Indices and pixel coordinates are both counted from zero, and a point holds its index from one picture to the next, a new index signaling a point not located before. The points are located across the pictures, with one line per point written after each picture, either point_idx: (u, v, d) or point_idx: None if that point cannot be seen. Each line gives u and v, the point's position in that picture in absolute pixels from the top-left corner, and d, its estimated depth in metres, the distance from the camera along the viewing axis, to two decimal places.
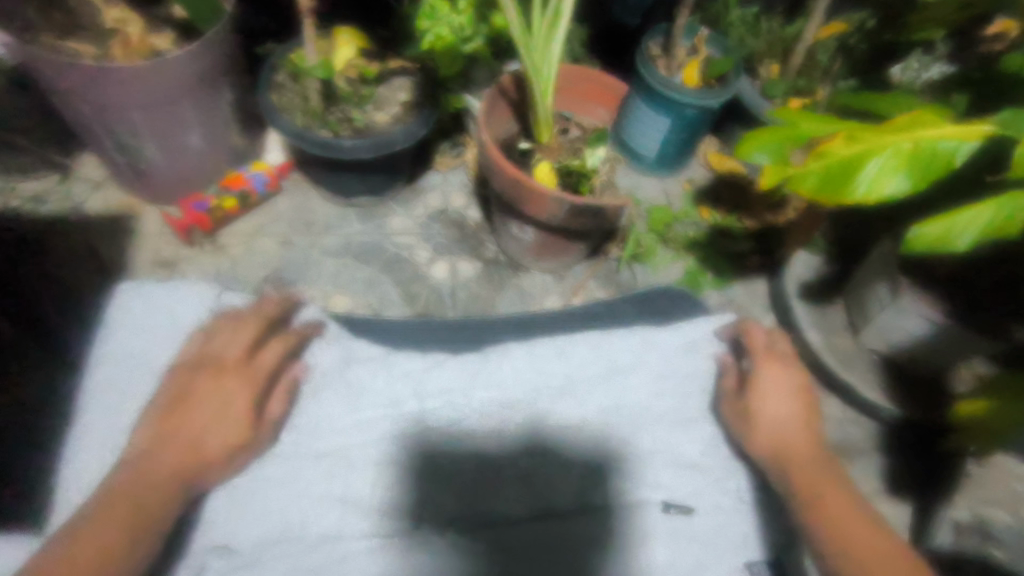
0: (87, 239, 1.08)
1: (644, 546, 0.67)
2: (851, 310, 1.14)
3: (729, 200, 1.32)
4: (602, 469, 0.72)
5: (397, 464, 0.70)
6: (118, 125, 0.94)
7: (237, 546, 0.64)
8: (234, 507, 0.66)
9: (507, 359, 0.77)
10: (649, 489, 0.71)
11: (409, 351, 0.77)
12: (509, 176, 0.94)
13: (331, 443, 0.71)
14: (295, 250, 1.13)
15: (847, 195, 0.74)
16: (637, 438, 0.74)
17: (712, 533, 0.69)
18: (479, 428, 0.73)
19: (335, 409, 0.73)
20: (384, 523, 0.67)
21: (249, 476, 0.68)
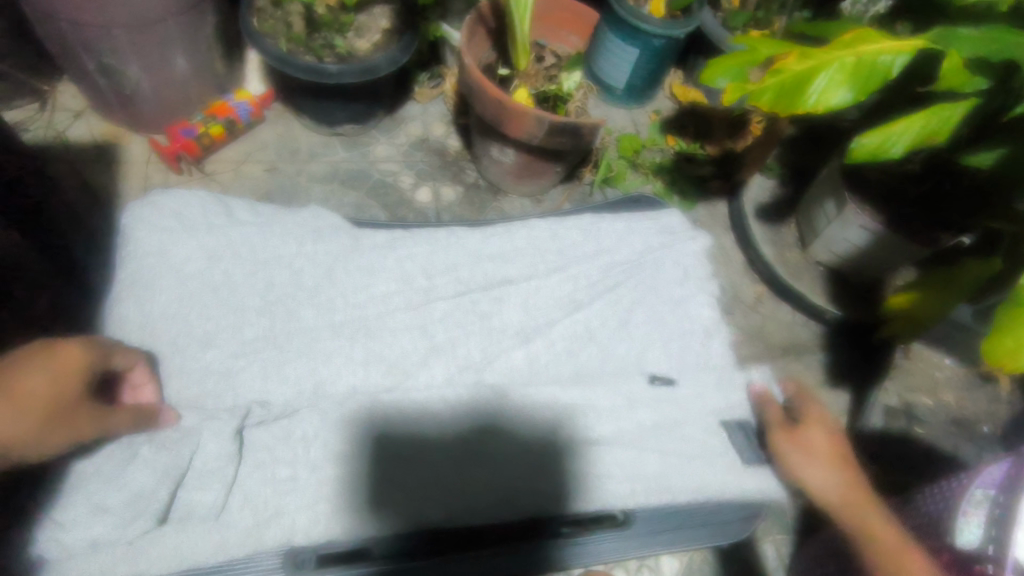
0: (74, 166, 1.09)
1: (630, 405, 0.73)
2: (801, 228, 1.26)
3: (693, 129, 1.41)
4: (602, 340, 0.77)
5: (408, 333, 0.74)
6: (102, 48, 0.95)
7: (275, 401, 0.69)
8: (269, 373, 0.70)
9: (505, 240, 0.82)
10: (637, 361, 0.77)
11: (411, 240, 0.81)
12: (491, 98, 1.00)
13: (339, 315, 0.75)
14: (283, 177, 1.17)
15: (799, 107, 0.83)
16: (618, 303, 0.79)
17: (696, 391, 0.75)
18: (483, 302, 0.77)
19: (349, 286, 0.76)
20: (386, 380, 0.72)
21: (279, 344, 0.72)
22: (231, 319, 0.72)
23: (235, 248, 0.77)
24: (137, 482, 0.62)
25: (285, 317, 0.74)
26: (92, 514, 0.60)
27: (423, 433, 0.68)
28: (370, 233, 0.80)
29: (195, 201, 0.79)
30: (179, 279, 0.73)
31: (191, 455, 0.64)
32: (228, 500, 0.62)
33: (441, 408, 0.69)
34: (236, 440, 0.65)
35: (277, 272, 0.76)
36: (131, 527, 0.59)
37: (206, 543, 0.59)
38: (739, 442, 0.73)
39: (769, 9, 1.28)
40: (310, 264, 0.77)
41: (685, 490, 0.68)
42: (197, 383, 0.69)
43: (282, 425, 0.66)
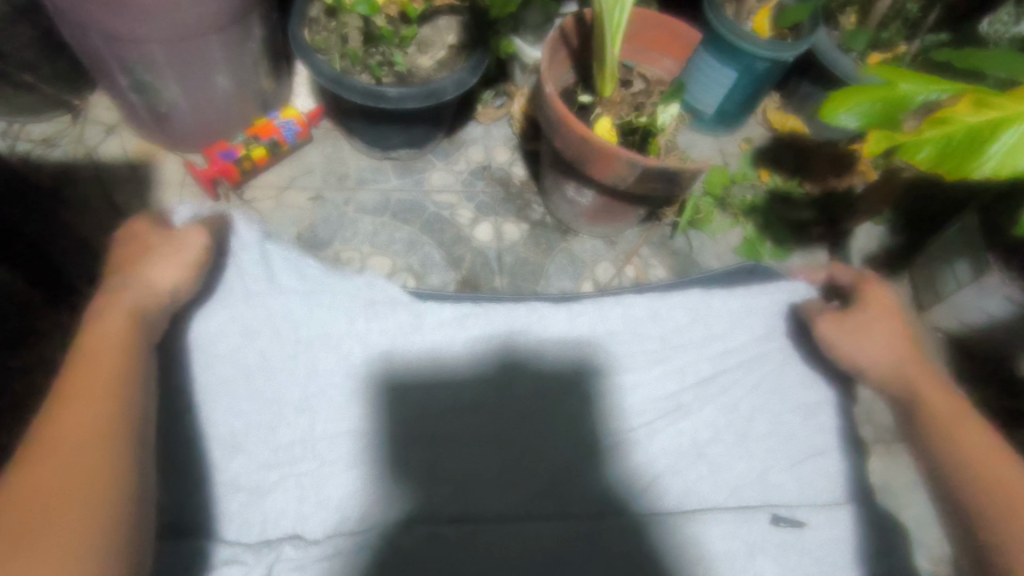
0: (103, 188, 0.99)
1: (747, 557, 0.61)
2: (916, 284, 1.08)
3: (791, 163, 1.23)
4: (700, 457, 0.67)
5: (478, 438, 0.67)
6: (137, 64, 0.84)
7: (312, 532, 0.61)
8: (306, 493, 0.63)
9: (596, 322, 0.71)
10: (751, 494, 0.65)
11: (481, 318, 0.70)
12: (576, 135, 0.85)
13: (403, 395, 0.68)
14: (328, 208, 1.04)
15: (973, 169, 0.66)
16: (727, 410, 0.69)
17: (835, 553, 0.61)
18: (559, 399, 0.69)
19: (417, 358, 0.69)
20: (443, 496, 0.64)
21: (320, 456, 0.64)
22: (266, 417, 0.65)
23: (285, 333, 0.68)
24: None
25: (328, 415, 0.66)
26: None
27: (506, 550, 0.60)
28: (435, 308, 0.70)
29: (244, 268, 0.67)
30: (219, 374, 0.65)
31: None
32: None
33: (526, 534, 0.61)
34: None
35: (323, 355, 0.68)
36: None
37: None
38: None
39: (895, 31, 1.11)
40: (364, 346, 0.69)
41: None
42: (229, 502, 0.61)
43: (328, 563, 0.57)
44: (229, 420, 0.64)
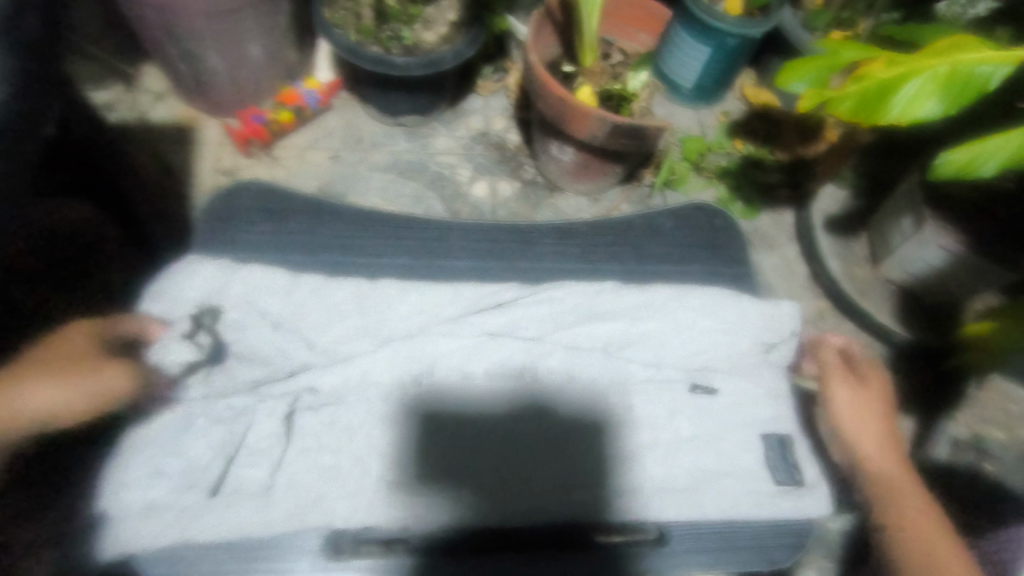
0: (153, 146, 1.15)
1: (669, 418, 0.73)
2: (873, 243, 1.16)
3: (763, 134, 1.35)
4: (645, 343, 0.78)
5: (458, 350, 0.74)
6: (185, 35, 1.00)
7: (322, 389, 0.72)
8: (324, 357, 0.74)
9: (549, 258, 0.87)
10: (678, 370, 0.77)
11: (471, 249, 0.86)
12: (555, 96, 0.99)
13: (398, 354, 0.73)
14: (345, 166, 1.19)
15: (881, 117, 0.77)
16: (666, 311, 0.79)
17: (742, 414, 0.74)
18: (529, 323, 0.78)
19: (433, 346, 0.74)
20: (426, 395, 0.72)
21: (335, 332, 0.75)
22: (282, 293, 0.76)
23: (307, 244, 0.83)
24: (193, 452, 0.66)
25: (330, 307, 0.76)
26: (148, 478, 0.63)
27: (482, 461, 0.69)
28: (441, 237, 0.86)
29: (256, 202, 0.85)
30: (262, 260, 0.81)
31: (245, 431, 0.68)
32: (273, 480, 0.64)
33: (503, 456, 0.70)
34: (286, 420, 0.69)
35: (337, 264, 0.82)
36: (182, 494, 0.62)
37: (249, 519, 0.60)
38: (773, 461, 0.71)
39: (855, 10, 1.22)
40: (382, 258, 0.84)
41: (717, 507, 0.67)
42: (259, 359, 0.74)
43: (331, 413, 0.70)
44: (247, 288, 0.75)
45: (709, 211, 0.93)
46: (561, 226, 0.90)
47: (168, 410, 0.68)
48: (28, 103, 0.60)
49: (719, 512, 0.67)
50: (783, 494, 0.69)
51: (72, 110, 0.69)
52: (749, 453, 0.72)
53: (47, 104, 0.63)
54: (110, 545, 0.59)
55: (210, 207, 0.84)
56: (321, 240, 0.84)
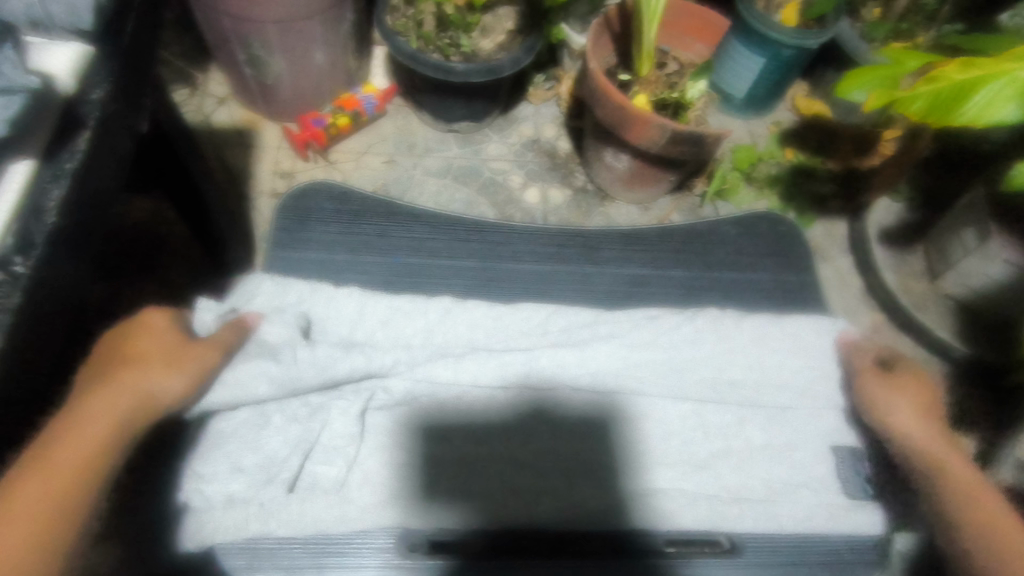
0: (216, 148, 1.18)
1: (740, 426, 0.73)
2: (931, 256, 1.13)
3: (815, 144, 1.34)
4: (705, 353, 0.78)
5: (528, 355, 0.76)
6: (255, 41, 1.02)
7: (396, 386, 0.72)
8: (398, 354, 0.76)
9: (613, 263, 0.87)
10: (749, 383, 0.76)
11: (532, 256, 0.87)
12: (614, 103, 1.00)
13: (469, 356, 0.75)
14: (399, 170, 1.21)
15: (954, 121, 0.73)
16: (733, 328, 0.80)
17: (813, 427, 0.74)
18: (603, 345, 0.77)
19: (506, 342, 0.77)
20: (498, 398, 0.73)
21: (406, 338, 0.77)
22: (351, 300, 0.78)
23: (375, 244, 0.85)
24: (271, 448, 0.67)
25: (403, 315, 0.78)
26: (228, 472, 0.65)
27: (534, 473, 0.69)
28: (502, 247, 0.86)
29: (327, 202, 0.87)
30: (333, 268, 0.82)
31: (319, 430, 0.68)
32: (347, 478, 0.66)
33: (550, 474, 0.69)
34: (361, 420, 0.69)
35: (406, 269, 0.84)
36: (262, 489, 0.65)
37: (328, 515, 0.63)
38: (845, 474, 0.72)
39: (915, 21, 1.20)
40: (449, 266, 0.85)
41: (792, 520, 0.68)
42: (328, 354, 0.74)
43: (399, 411, 0.70)
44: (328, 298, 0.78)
45: (771, 220, 0.92)
46: (621, 230, 0.90)
47: (244, 403, 0.69)
48: (127, 101, 0.62)
49: (791, 523, 0.68)
50: (856, 509, 0.69)
51: (159, 109, 0.72)
52: (821, 462, 0.72)
53: (141, 103, 0.66)
54: (193, 536, 0.62)
55: (283, 205, 0.86)
56: (391, 244, 0.85)
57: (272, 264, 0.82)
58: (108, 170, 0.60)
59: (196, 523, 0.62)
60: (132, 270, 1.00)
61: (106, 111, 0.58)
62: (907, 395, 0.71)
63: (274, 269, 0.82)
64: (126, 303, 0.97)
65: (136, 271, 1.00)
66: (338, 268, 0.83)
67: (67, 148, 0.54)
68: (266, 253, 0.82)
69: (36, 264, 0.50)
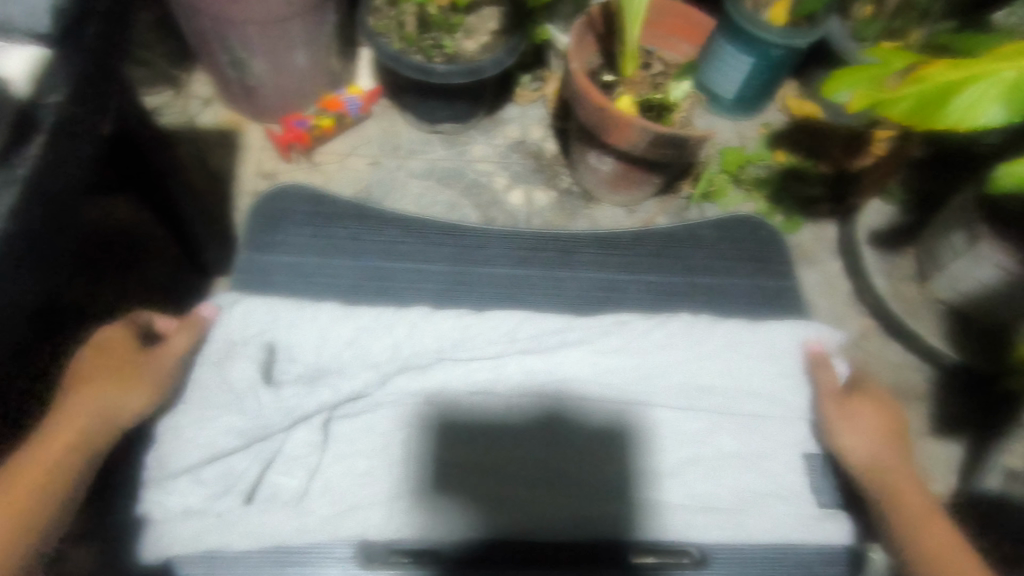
0: (199, 151, 1.18)
1: (710, 434, 0.73)
2: (921, 260, 1.11)
3: (806, 146, 1.32)
4: (675, 361, 0.77)
5: (501, 363, 0.75)
6: (235, 42, 1.02)
7: (365, 392, 0.73)
8: (368, 360, 0.75)
9: (586, 268, 0.86)
10: (722, 390, 0.75)
11: (502, 261, 0.85)
12: (595, 104, 0.98)
13: (442, 367, 0.75)
14: (383, 172, 1.20)
15: (938, 124, 0.71)
16: (707, 336, 0.79)
17: (785, 438, 0.74)
18: (570, 352, 0.76)
19: (475, 348, 0.76)
20: (469, 407, 0.73)
21: (375, 343, 0.76)
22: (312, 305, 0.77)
23: (346, 247, 0.84)
24: (232, 460, 0.68)
25: (375, 320, 0.77)
26: (187, 484, 0.66)
27: (507, 481, 0.69)
28: (476, 251, 0.85)
29: (300, 205, 0.87)
30: (303, 272, 0.82)
31: (280, 441, 0.69)
32: (309, 485, 0.67)
33: (520, 483, 0.69)
34: (323, 429, 0.70)
35: (378, 274, 0.83)
36: (219, 501, 0.65)
37: (287, 525, 0.64)
38: (818, 482, 0.72)
39: (907, 19, 1.17)
40: (422, 271, 0.84)
41: (762, 530, 0.67)
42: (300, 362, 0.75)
43: (365, 419, 0.71)
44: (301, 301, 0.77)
45: (752, 224, 0.91)
46: (598, 233, 0.88)
47: (210, 409, 0.69)
48: (91, 104, 0.61)
49: (758, 534, 0.67)
50: (827, 515, 0.69)
51: (125, 111, 0.71)
52: (795, 473, 0.72)
53: (105, 105, 0.65)
54: (152, 547, 0.62)
55: (256, 208, 0.85)
56: (364, 247, 0.84)
57: (242, 267, 0.81)
58: (67, 175, 0.59)
59: (159, 537, 0.62)
60: (110, 274, 1.00)
61: (67, 115, 0.57)
62: (869, 421, 0.71)
63: (245, 273, 0.81)
64: (102, 306, 0.97)
65: (115, 274, 1.00)
66: (310, 273, 0.82)
67: (19, 153, 0.53)
68: (238, 255, 0.82)
69: None
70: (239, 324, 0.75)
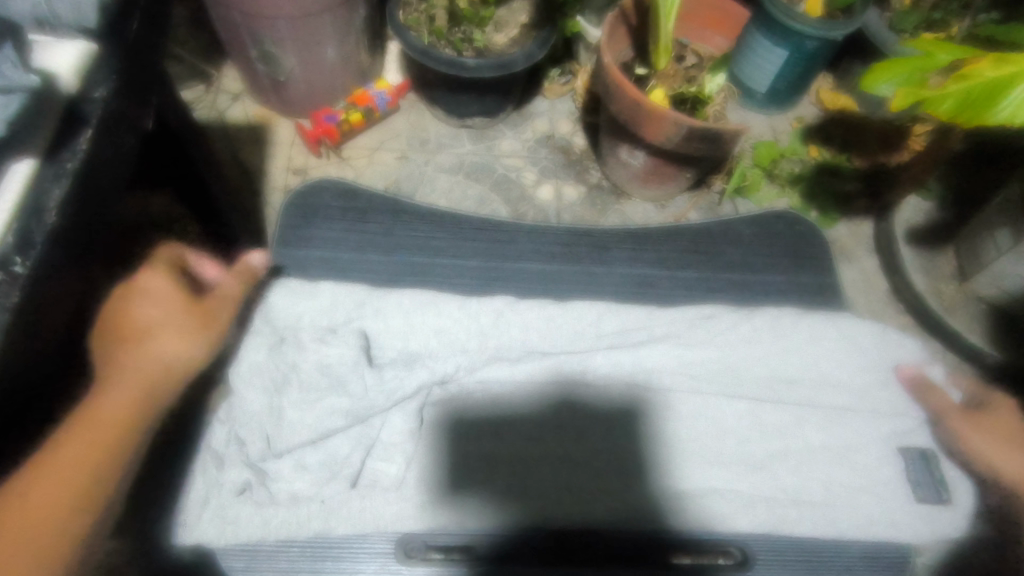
0: (231, 145, 1.19)
1: (802, 427, 0.72)
2: (961, 258, 1.08)
3: (840, 140, 1.29)
4: (759, 353, 0.76)
5: (576, 361, 0.74)
6: (267, 37, 1.02)
7: (451, 378, 0.73)
8: (432, 346, 0.75)
9: (620, 263, 0.85)
10: (798, 383, 0.75)
11: (538, 256, 0.85)
12: (629, 97, 0.97)
13: (493, 361, 0.74)
14: (412, 166, 1.20)
15: (986, 121, 0.68)
16: (776, 330, 0.77)
17: (865, 432, 0.73)
18: (620, 347, 0.75)
19: (515, 339, 0.76)
20: (548, 398, 0.72)
21: (447, 331, 0.75)
22: (355, 294, 0.77)
23: (381, 242, 0.84)
24: (331, 447, 0.68)
25: (432, 312, 0.76)
26: (293, 470, 0.67)
27: (585, 474, 0.69)
28: (516, 245, 0.85)
29: (335, 200, 0.86)
30: (337, 265, 0.82)
31: (380, 427, 0.70)
32: (407, 474, 0.67)
33: (603, 476, 0.69)
34: (418, 414, 0.70)
35: (419, 265, 0.83)
36: (326, 486, 0.66)
37: (386, 512, 0.64)
38: (916, 478, 0.70)
39: (948, 11, 1.13)
40: (461, 265, 0.83)
41: (853, 525, 0.67)
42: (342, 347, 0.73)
43: (447, 412, 0.71)
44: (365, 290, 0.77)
45: (791, 220, 0.89)
46: (634, 228, 0.87)
47: (258, 396, 0.70)
48: (134, 99, 0.62)
49: (850, 528, 0.67)
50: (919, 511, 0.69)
51: (163, 106, 0.71)
52: (846, 470, 0.71)
53: (147, 101, 0.65)
54: (191, 533, 0.62)
55: (290, 201, 0.86)
56: (399, 243, 0.84)
57: (275, 262, 0.82)
58: (113, 170, 0.59)
59: (212, 528, 0.62)
60: None
61: (111, 109, 0.57)
62: (1004, 432, 0.70)
63: (280, 265, 0.82)
64: None
65: None
66: (345, 268, 0.82)
67: (69, 146, 0.53)
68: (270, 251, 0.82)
69: (36, 265, 0.49)
70: (295, 313, 0.75)
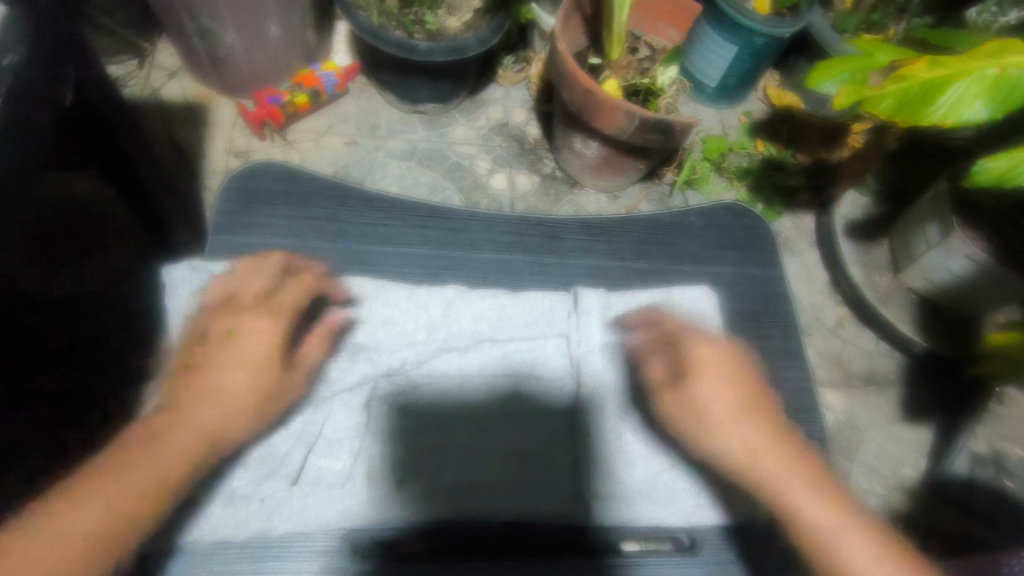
0: (166, 125, 1.12)
1: None
2: (895, 250, 1.13)
3: (786, 136, 1.33)
4: None
5: (527, 354, 0.73)
6: (203, 11, 0.97)
7: (399, 369, 0.71)
8: (382, 330, 0.74)
9: (572, 256, 0.84)
10: None
11: (486, 247, 0.83)
12: (581, 87, 0.96)
13: (445, 352, 0.72)
14: (361, 152, 1.16)
15: (924, 119, 0.70)
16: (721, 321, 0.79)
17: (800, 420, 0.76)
18: (571, 335, 0.75)
19: (464, 328, 0.75)
20: (497, 389, 0.72)
21: (399, 318, 0.74)
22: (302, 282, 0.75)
23: (326, 228, 0.81)
24: (272, 443, 0.66)
25: (384, 301, 0.75)
26: (231, 468, 0.64)
27: (532, 469, 0.68)
28: (469, 232, 0.84)
29: (277, 183, 0.83)
30: (281, 251, 0.79)
31: (322, 423, 0.67)
32: (352, 470, 0.65)
33: (548, 467, 0.69)
34: (364, 410, 0.68)
35: (371, 253, 0.81)
36: (264, 484, 0.64)
37: (330, 509, 0.63)
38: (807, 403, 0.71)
39: (886, 13, 1.18)
40: (412, 253, 0.81)
41: None
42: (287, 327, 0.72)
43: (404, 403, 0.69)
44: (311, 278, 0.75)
45: (740, 211, 0.91)
46: (587, 218, 0.87)
47: None
48: (50, 67, 0.56)
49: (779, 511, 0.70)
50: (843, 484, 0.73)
51: (86, 80, 0.66)
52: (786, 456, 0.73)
53: (64, 72, 0.60)
54: None
55: (230, 186, 0.81)
56: (347, 230, 0.81)
57: (212, 250, 0.78)
58: (33, 148, 0.55)
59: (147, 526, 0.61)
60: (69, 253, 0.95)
61: (22, 78, 0.52)
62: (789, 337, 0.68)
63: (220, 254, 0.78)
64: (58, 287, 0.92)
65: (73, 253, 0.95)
66: (290, 256, 0.79)
67: None
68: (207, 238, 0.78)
69: None
70: None
